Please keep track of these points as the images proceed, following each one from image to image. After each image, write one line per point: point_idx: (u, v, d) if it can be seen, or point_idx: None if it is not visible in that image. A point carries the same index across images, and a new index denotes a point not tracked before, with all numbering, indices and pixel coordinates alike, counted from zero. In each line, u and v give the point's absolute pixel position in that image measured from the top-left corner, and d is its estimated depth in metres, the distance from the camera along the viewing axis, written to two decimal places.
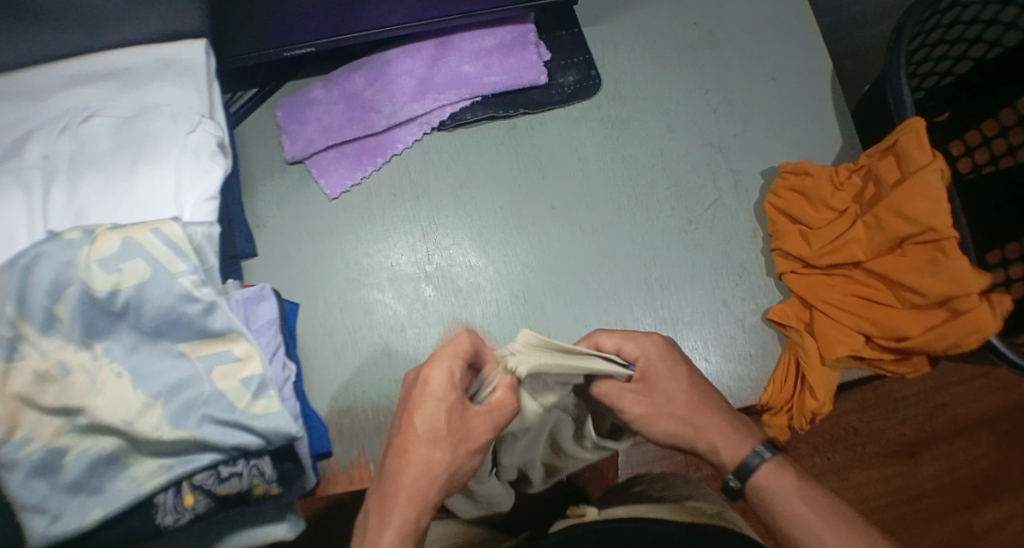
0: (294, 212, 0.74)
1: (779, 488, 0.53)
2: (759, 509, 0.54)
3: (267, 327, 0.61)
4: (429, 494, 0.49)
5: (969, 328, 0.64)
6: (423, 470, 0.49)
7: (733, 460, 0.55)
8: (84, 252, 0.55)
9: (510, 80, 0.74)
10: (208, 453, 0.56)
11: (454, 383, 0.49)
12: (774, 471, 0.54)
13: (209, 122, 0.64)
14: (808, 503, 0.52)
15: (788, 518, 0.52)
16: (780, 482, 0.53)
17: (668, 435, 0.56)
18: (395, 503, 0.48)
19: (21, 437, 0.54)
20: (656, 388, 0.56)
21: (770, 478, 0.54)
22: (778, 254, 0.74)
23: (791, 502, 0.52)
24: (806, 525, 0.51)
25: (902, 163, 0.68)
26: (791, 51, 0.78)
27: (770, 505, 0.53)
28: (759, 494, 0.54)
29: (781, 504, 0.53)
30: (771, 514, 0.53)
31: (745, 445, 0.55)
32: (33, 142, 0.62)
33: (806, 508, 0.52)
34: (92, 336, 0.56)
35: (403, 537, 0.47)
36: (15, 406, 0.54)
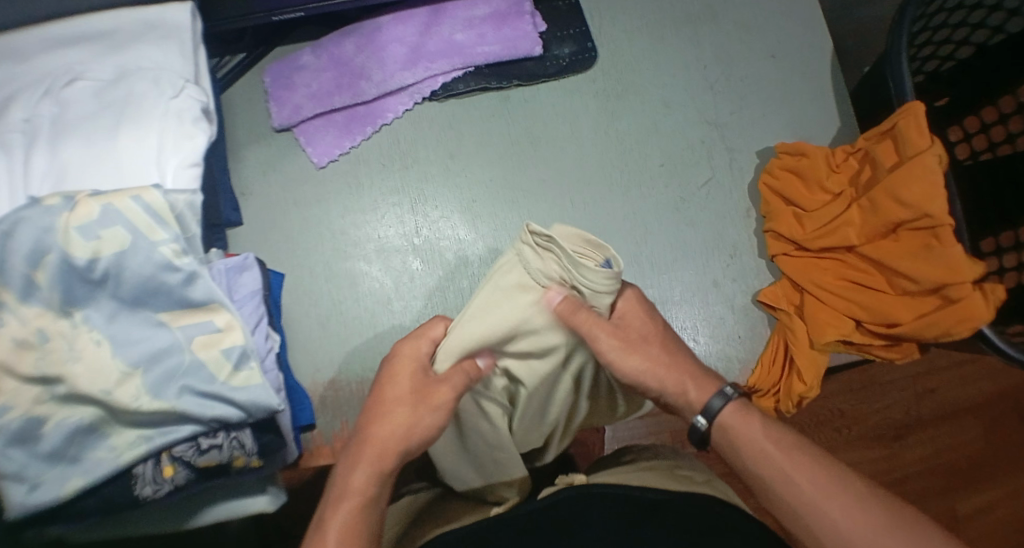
0: (280, 180, 0.72)
1: (744, 428, 0.55)
2: (726, 452, 0.56)
3: (249, 298, 0.60)
4: (401, 447, 0.53)
5: (962, 316, 0.64)
6: (391, 426, 0.54)
7: (701, 401, 0.57)
8: (63, 218, 0.53)
9: (503, 50, 0.72)
10: (188, 425, 0.55)
11: (419, 354, 0.56)
12: (739, 412, 0.55)
13: (194, 87, 0.61)
14: (774, 442, 0.53)
15: (755, 459, 0.53)
16: (742, 421, 0.55)
17: (642, 372, 0.56)
18: (362, 452, 0.54)
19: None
20: (632, 325, 0.58)
21: (734, 419, 0.55)
22: (771, 235, 0.73)
23: (755, 441, 0.53)
24: (773, 464, 0.52)
25: (899, 146, 0.67)
26: (791, 28, 0.76)
27: (737, 445, 0.54)
28: (726, 435, 0.55)
29: (747, 444, 0.54)
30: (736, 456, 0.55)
31: (712, 387, 0.57)
32: (12, 105, 0.60)
33: (768, 448, 0.53)
34: (71, 303, 0.54)
35: (370, 479, 0.52)
36: None
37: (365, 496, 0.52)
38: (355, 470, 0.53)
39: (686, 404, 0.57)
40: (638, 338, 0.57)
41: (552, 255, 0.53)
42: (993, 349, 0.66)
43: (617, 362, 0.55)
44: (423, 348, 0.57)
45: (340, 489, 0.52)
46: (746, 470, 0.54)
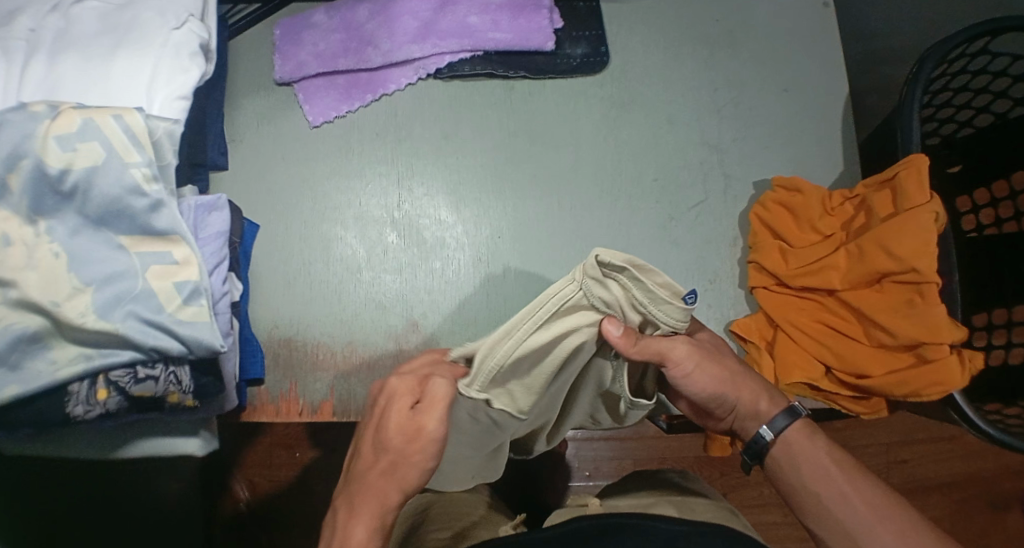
0: (272, 133, 0.72)
1: (804, 441, 0.59)
2: (780, 465, 0.60)
3: (215, 238, 0.59)
4: (394, 494, 0.53)
5: (933, 378, 0.63)
6: (392, 477, 0.54)
7: (770, 414, 0.61)
8: (44, 126, 0.53)
9: (514, 39, 0.71)
10: (129, 351, 0.54)
11: (435, 400, 0.55)
12: (801, 430, 0.60)
13: (197, 22, 0.61)
14: (832, 459, 0.58)
15: (810, 474, 0.58)
16: (805, 437, 0.60)
17: (717, 382, 0.60)
18: (363, 501, 0.53)
19: None
20: (706, 342, 0.61)
21: (796, 431, 0.60)
22: (753, 267, 0.71)
23: (817, 455, 0.58)
24: (833, 484, 0.57)
25: (897, 198, 0.66)
26: (809, 65, 0.75)
27: (793, 457, 0.59)
28: (787, 448, 0.60)
29: (805, 457, 0.59)
30: (794, 469, 0.59)
31: (782, 404, 0.62)
32: (21, 14, 0.61)
33: (827, 463, 0.58)
34: (38, 213, 0.54)
35: (373, 530, 0.52)
36: None
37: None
38: (352, 523, 0.52)
39: (752, 415, 0.61)
40: (713, 350, 0.61)
41: (624, 285, 0.49)
42: (963, 420, 0.65)
43: (691, 376, 0.58)
44: (417, 386, 0.56)
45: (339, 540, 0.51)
46: (795, 480, 0.59)
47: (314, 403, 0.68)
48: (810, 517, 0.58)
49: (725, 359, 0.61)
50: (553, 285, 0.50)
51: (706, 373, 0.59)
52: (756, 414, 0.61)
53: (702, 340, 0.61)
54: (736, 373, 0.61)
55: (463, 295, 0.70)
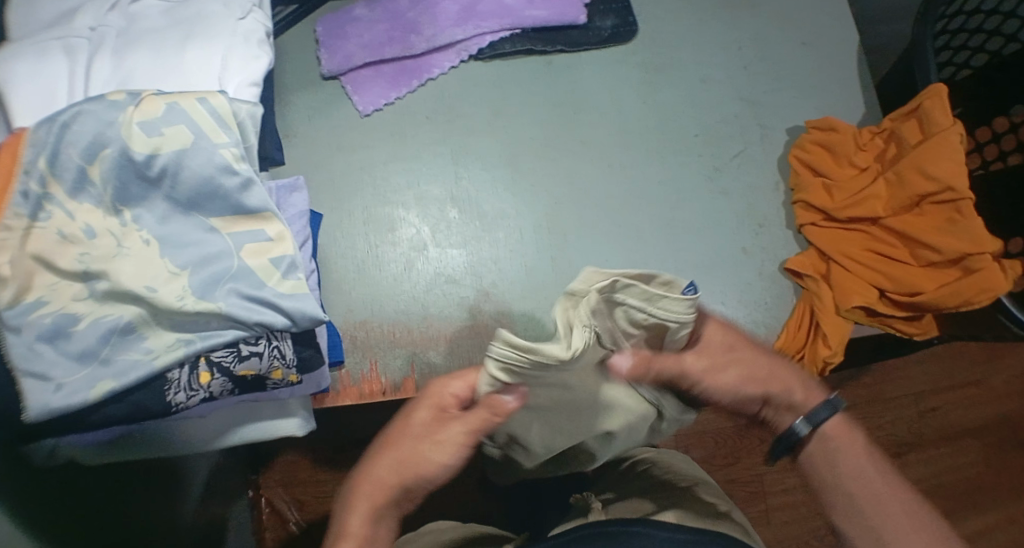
0: (325, 125, 0.74)
1: (847, 443, 0.57)
2: (818, 459, 0.57)
3: (298, 217, 0.61)
4: (390, 484, 0.53)
5: (981, 286, 0.66)
6: (398, 470, 0.53)
7: (808, 406, 0.58)
8: (127, 113, 0.55)
9: (550, 16, 0.75)
10: (232, 329, 0.56)
11: (443, 393, 0.55)
12: (841, 426, 0.58)
13: (260, 12, 0.64)
14: (872, 460, 0.56)
15: (849, 471, 0.56)
16: (844, 432, 0.58)
17: (737, 385, 0.58)
18: (364, 492, 0.53)
19: (34, 300, 0.54)
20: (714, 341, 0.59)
21: (836, 427, 0.58)
22: (799, 206, 0.75)
23: (857, 457, 0.56)
24: (873, 490, 0.54)
25: (924, 125, 0.70)
26: (820, 19, 0.81)
27: (833, 455, 0.57)
28: (825, 444, 0.57)
29: (842, 456, 0.57)
30: (830, 466, 0.57)
31: (820, 397, 0.59)
32: (79, 13, 0.62)
33: (865, 463, 0.56)
34: (122, 202, 0.56)
35: (370, 518, 0.52)
36: (31, 265, 0.53)
37: (360, 536, 0.51)
38: (354, 509, 0.52)
39: (790, 406, 0.59)
40: (728, 353, 0.58)
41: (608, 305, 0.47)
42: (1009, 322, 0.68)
43: (710, 381, 0.57)
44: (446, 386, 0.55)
45: (338, 533, 0.51)
46: (829, 476, 0.56)
47: (397, 380, 0.68)
48: (832, 512, 0.56)
49: (748, 355, 0.59)
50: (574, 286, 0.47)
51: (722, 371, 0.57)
52: (790, 404, 0.59)
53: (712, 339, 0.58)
54: (762, 366, 0.59)
55: (527, 263, 0.71)
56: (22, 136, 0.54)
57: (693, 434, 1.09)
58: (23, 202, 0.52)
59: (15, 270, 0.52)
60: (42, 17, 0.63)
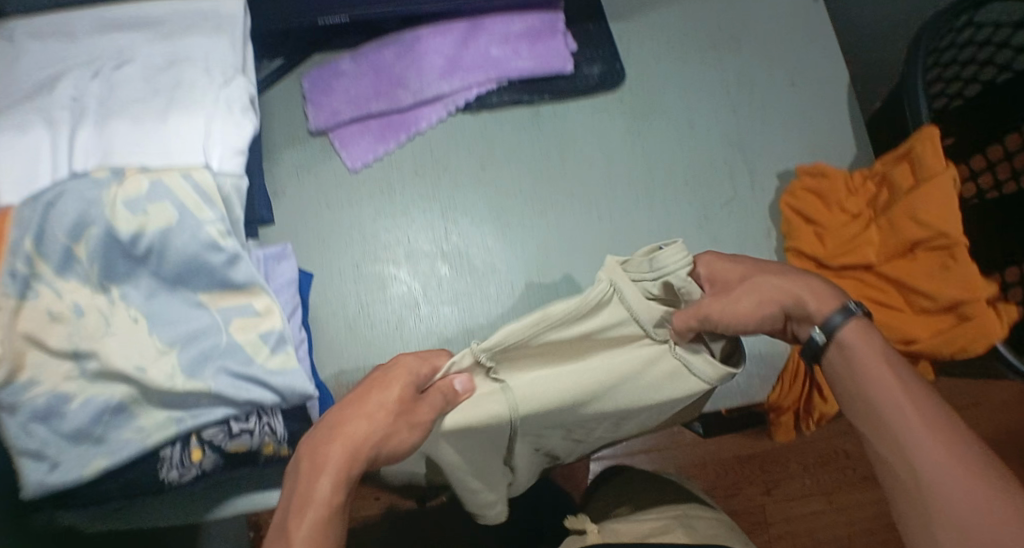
0: (313, 182, 0.73)
1: (870, 355, 0.52)
2: (840, 369, 0.53)
3: (287, 287, 0.61)
4: (350, 447, 0.48)
5: (976, 334, 0.66)
6: (356, 443, 0.48)
7: (823, 313, 0.53)
8: (112, 191, 0.55)
9: (537, 66, 0.73)
10: (221, 407, 0.57)
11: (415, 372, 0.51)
12: (861, 330, 0.53)
13: (242, 78, 0.62)
14: (897, 358, 0.51)
15: (868, 375, 0.51)
16: (869, 337, 0.52)
17: (757, 312, 0.54)
18: (329, 451, 0.47)
19: (27, 379, 0.53)
20: (723, 272, 0.57)
21: (861, 343, 0.52)
22: (792, 254, 0.74)
23: (865, 353, 0.52)
24: (899, 408, 0.49)
25: (916, 169, 0.70)
26: (811, 57, 0.79)
27: (856, 363, 0.52)
28: (845, 351, 0.53)
29: (874, 383, 0.50)
30: (850, 371, 0.52)
31: (836, 301, 0.54)
32: (60, 82, 0.61)
33: (885, 367, 0.51)
34: (109, 279, 0.56)
35: (338, 484, 0.46)
36: (21, 344, 0.53)
37: (329, 506, 0.46)
38: (317, 478, 0.46)
39: (806, 316, 0.55)
40: (740, 282, 0.55)
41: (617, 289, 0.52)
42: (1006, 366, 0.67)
43: (739, 302, 0.54)
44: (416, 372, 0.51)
45: (304, 497, 0.46)
46: (856, 372, 0.52)
47: None
48: (874, 442, 0.50)
49: (757, 276, 0.55)
50: (588, 291, 0.51)
51: (736, 298, 0.54)
52: (808, 314, 0.54)
53: (714, 276, 0.57)
54: (781, 284, 0.55)
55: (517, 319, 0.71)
56: (7, 215, 0.54)
57: (693, 466, 1.08)
58: (11, 282, 0.53)
59: (4, 350, 0.52)
60: (20, 86, 0.61)
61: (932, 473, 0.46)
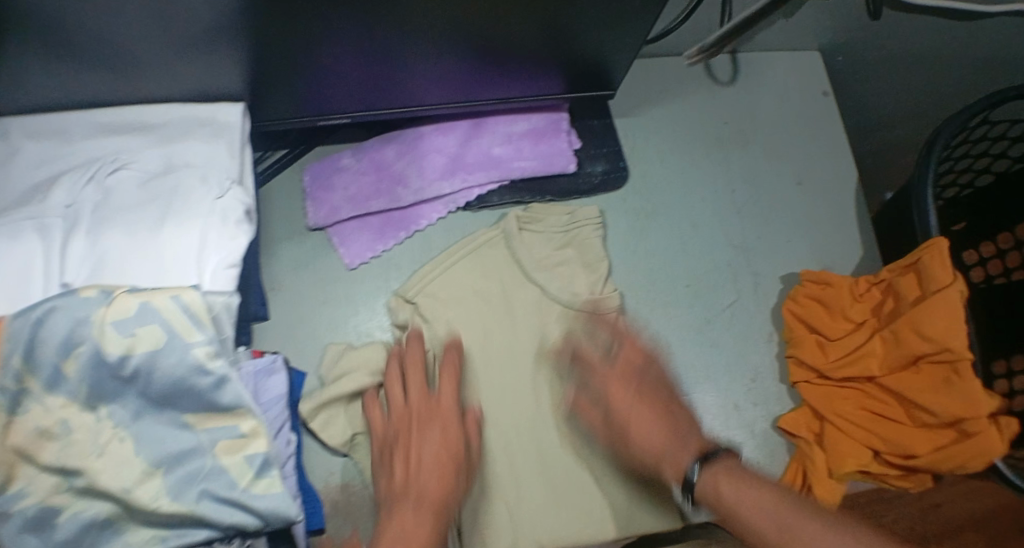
0: (311, 277, 0.74)
1: (734, 492, 0.57)
2: (722, 511, 0.57)
3: (276, 402, 0.62)
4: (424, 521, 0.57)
5: (976, 451, 0.64)
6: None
7: (681, 466, 0.61)
8: (100, 312, 0.54)
9: (539, 166, 0.78)
10: (205, 528, 0.56)
11: (446, 401, 0.65)
12: (721, 474, 0.58)
13: (238, 189, 0.64)
14: (747, 485, 0.57)
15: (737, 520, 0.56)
16: (720, 479, 0.58)
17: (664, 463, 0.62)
18: None
19: (16, 491, 0.53)
20: (637, 416, 0.64)
21: (727, 484, 0.58)
22: (792, 361, 0.74)
23: (737, 495, 0.57)
24: (743, 497, 0.57)
25: (923, 281, 0.68)
26: (808, 160, 0.84)
27: (723, 497, 0.57)
28: (716, 499, 0.58)
29: (737, 517, 0.56)
30: (718, 498, 0.58)
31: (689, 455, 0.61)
32: (55, 187, 0.61)
33: (748, 502, 0.56)
34: (97, 398, 0.55)
35: None
36: (12, 458, 0.53)
37: None
38: None
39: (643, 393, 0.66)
40: (634, 408, 0.64)
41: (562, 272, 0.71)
42: (1002, 480, 0.66)
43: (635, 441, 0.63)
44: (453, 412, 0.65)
45: None
46: (731, 509, 0.57)
47: None
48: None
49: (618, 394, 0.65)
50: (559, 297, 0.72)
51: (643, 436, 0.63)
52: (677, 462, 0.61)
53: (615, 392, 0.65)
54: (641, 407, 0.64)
55: (509, 434, 0.69)
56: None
57: None
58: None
59: None
60: (17, 193, 0.62)
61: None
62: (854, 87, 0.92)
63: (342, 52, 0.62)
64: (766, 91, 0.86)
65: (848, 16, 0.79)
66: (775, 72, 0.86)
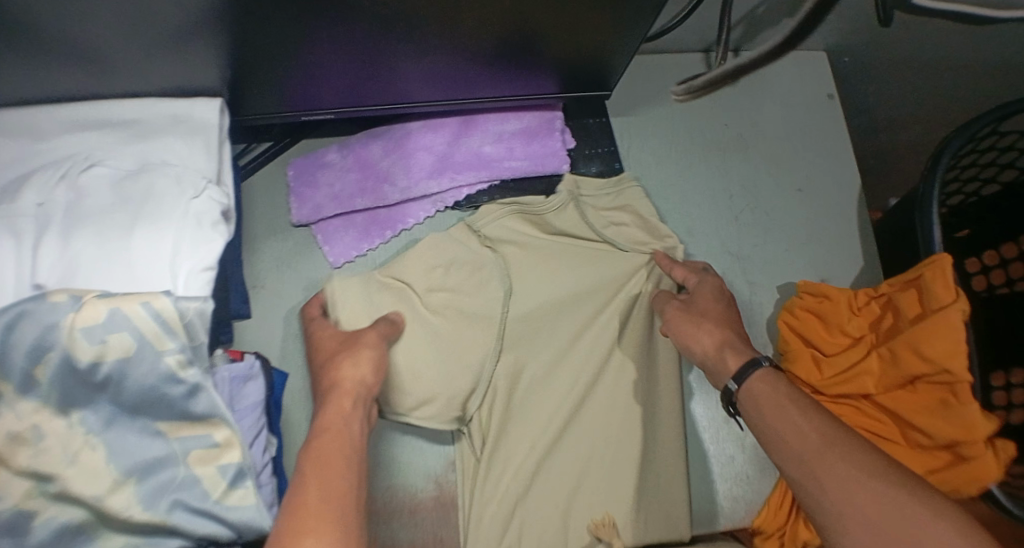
0: (294, 275, 0.72)
1: (772, 406, 0.55)
2: (749, 409, 0.56)
3: (251, 410, 0.60)
4: (353, 425, 0.53)
5: (971, 474, 0.62)
6: (338, 455, 0.49)
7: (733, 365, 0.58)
8: (68, 319, 0.52)
9: (530, 166, 0.76)
10: (175, 539, 0.54)
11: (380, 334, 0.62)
12: (765, 382, 0.56)
13: (215, 188, 0.62)
14: (790, 398, 0.54)
15: (771, 424, 0.54)
16: (770, 387, 0.56)
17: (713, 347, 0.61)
18: (306, 481, 0.47)
19: None
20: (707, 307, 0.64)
21: (768, 392, 0.56)
22: (786, 375, 0.73)
23: (773, 400, 0.55)
24: (790, 423, 0.53)
25: (924, 298, 0.66)
26: (810, 166, 0.81)
27: (756, 397, 0.56)
28: (751, 397, 0.56)
29: (779, 427, 0.53)
30: (756, 411, 0.56)
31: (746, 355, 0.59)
32: (25, 188, 0.58)
33: (789, 417, 0.53)
34: (69, 404, 0.53)
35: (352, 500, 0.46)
36: None
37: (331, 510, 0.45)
38: (304, 482, 0.46)
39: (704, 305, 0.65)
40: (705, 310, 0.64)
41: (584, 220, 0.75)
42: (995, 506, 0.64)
43: (696, 326, 0.63)
44: (375, 335, 0.61)
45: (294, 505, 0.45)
46: (768, 421, 0.54)
47: None
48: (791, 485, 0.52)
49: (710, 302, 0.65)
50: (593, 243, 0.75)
51: (699, 328, 0.62)
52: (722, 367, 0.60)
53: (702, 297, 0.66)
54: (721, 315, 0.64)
55: (525, 436, 0.70)
56: None
57: None
58: None
59: None
60: None
61: (837, 524, 0.48)
62: (866, 89, 0.89)
63: (325, 49, 0.60)
64: (771, 93, 0.83)
65: (857, 16, 0.76)
66: (784, 74, 0.84)
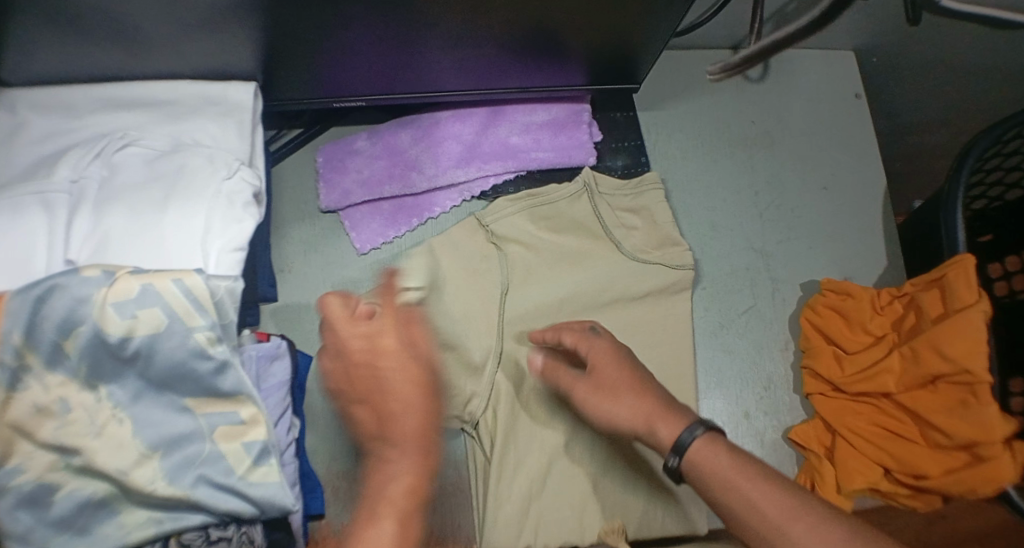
0: (320, 260, 0.73)
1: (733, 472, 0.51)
2: (695, 478, 0.53)
3: (277, 389, 0.61)
4: (413, 464, 0.60)
5: (989, 476, 0.62)
6: (399, 504, 0.57)
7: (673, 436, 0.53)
8: (100, 293, 0.51)
9: (557, 158, 0.76)
10: (198, 514, 0.55)
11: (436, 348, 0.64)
12: (709, 449, 0.53)
13: (247, 169, 0.63)
14: (741, 467, 0.51)
15: (721, 497, 0.51)
16: (710, 456, 0.52)
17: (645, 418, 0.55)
18: (380, 525, 0.56)
19: (12, 466, 0.50)
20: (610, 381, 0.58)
21: (717, 458, 0.52)
22: (807, 372, 0.73)
23: (726, 467, 0.51)
24: (742, 494, 0.50)
25: (947, 297, 0.66)
26: (835, 165, 0.81)
27: (702, 469, 0.52)
28: (694, 470, 0.53)
29: (732, 497, 0.50)
30: (704, 479, 0.52)
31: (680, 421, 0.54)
32: (57, 164, 0.59)
33: (741, 489, 0.50)
34: (97, 378, 0.52)
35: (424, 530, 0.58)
36: (8, 434, 0.50)
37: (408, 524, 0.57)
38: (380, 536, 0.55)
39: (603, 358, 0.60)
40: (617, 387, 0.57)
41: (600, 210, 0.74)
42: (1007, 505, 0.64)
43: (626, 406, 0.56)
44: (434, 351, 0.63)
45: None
46: (716, 486, 0.51)
47: None
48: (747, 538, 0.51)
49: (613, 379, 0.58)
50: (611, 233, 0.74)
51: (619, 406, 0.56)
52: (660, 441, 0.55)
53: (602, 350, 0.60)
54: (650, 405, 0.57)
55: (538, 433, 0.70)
56: None
57: None
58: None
59: None
60: (23, 164, 0.60)
61: None
62: (892, 91, 0.89)
63: (359, 36, 0.60)
64: (798, 92, 0.83)
65: (887, 16, 0.77)
66: (812, 74, 0.84)
